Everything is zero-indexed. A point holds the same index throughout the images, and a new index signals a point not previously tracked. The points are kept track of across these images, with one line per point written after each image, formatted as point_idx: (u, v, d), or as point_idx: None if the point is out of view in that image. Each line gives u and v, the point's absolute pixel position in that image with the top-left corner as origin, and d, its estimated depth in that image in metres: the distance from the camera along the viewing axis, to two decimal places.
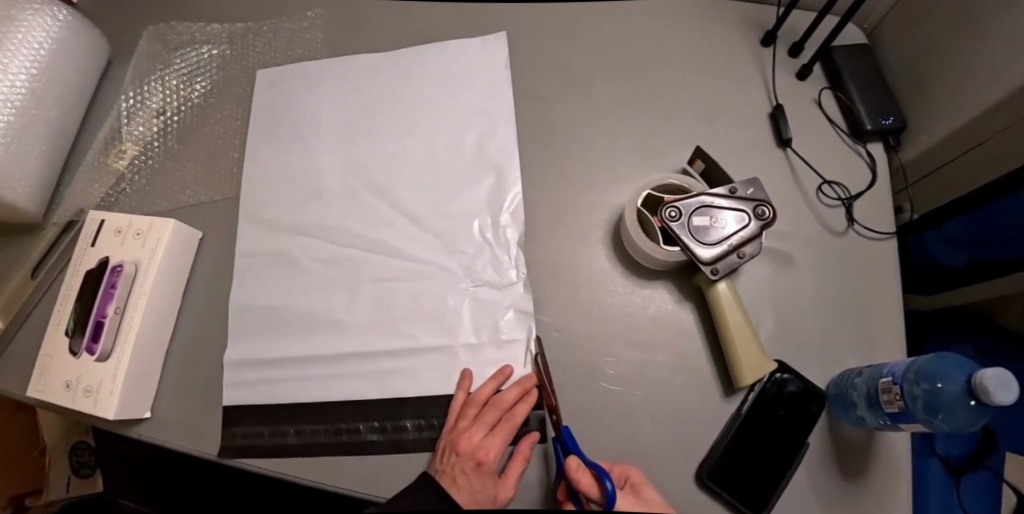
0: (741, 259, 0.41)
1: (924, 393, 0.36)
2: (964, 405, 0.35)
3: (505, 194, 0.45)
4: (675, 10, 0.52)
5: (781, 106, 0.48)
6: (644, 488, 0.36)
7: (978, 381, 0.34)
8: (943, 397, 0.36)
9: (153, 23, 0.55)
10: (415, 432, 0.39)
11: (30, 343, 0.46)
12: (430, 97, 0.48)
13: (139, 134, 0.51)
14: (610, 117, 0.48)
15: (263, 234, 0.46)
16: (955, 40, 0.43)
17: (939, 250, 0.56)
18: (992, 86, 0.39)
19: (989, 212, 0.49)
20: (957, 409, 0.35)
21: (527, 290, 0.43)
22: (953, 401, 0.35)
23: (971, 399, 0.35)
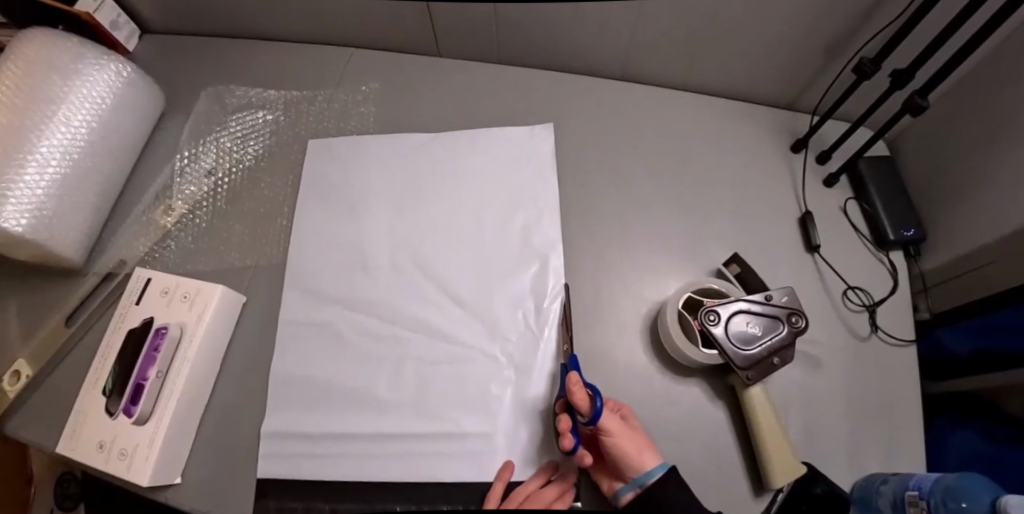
0: (778, 365, 0.41)
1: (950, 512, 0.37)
2: None
3: (547, 280, 0.46)
4: (713, 108, 0.54)
5: (810, 213, 0.49)
6: (630, 416, 0.41)
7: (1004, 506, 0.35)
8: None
9: (214, 86, 0.59)
10: None
11: (63, 389, 0.50)
12: (476, 178, 0.50)
13: (188, 192, 0.53)
14: (649, 210, 0.49)
15: (308, 304, 0.48)
16: (1004, 159, 0.43)
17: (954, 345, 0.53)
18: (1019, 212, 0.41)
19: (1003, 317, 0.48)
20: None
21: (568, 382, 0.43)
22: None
23: None
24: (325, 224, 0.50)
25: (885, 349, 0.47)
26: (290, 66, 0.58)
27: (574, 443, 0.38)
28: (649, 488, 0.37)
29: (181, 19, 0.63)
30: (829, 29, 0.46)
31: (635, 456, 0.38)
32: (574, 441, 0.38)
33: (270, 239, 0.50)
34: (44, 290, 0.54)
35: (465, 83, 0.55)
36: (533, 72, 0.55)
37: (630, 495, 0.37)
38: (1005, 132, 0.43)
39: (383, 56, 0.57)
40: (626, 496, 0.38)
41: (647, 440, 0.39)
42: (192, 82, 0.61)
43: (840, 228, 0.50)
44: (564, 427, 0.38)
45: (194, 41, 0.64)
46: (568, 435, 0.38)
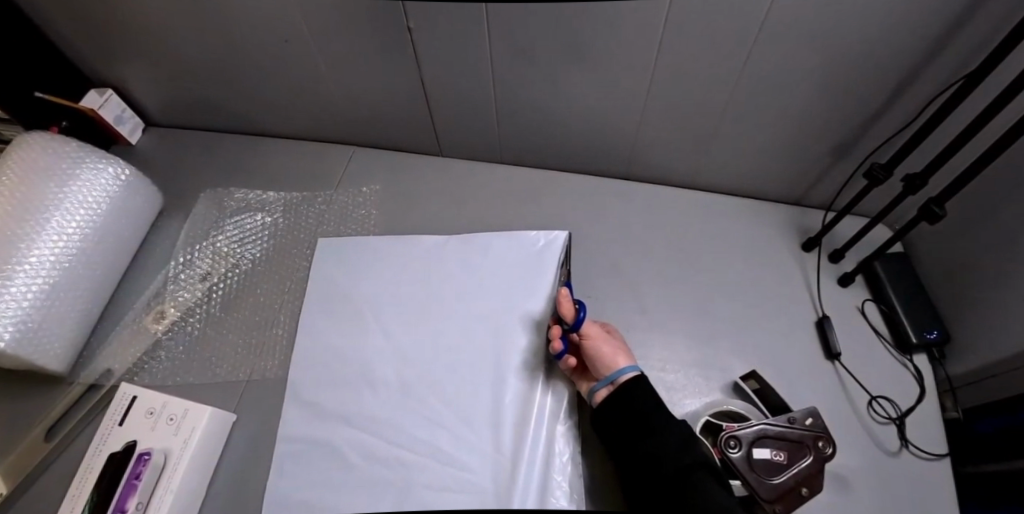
0: (806, 498, 0.37)
1: None
2: None
3: (552, 396, 0.44)
4: (705, 211, 0.55)
5: (827, 316, 0.48)
6: (615, 330, 0.45)
7: None
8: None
9: (212, 187, 0.61)
10: None
11: None
12: (467, 282, 0.51)
13: (187, 296, 0.54)
14: (654, 318, 0.48)
15: (308, 419, 0.45)
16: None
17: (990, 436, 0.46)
18: None
19: None
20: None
21: None
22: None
23: None
24: (331, 334, 0.49)
25: (928, 468, 0.44)
26: (300, 169, 0.61)
27: (561, 348, 0.43)
28: (621, 385, 0.40)
29: (194, 118, 0.64)
30: (831, 134, 0.47)
31: (612, 357, 0.41)
32: (561, 344, 0.43)
33: (271, 349, 0.50)
34: (24, 401, 0.50)
35: (472, 190, 0.57)
36: (538, 180, 0.58)
37: (604, 392, 0.41)
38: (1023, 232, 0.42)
39: (392, 163, 0.60)
40: (601, 393, 0.41)
41: (627, 348, 0.43)
42: (201, 181, 0.62)
43: (860, 332, 0.49)
44: (553, 334, 0.44)
45: (205, 138, 0.65)
46: (556, 339, 0.43)
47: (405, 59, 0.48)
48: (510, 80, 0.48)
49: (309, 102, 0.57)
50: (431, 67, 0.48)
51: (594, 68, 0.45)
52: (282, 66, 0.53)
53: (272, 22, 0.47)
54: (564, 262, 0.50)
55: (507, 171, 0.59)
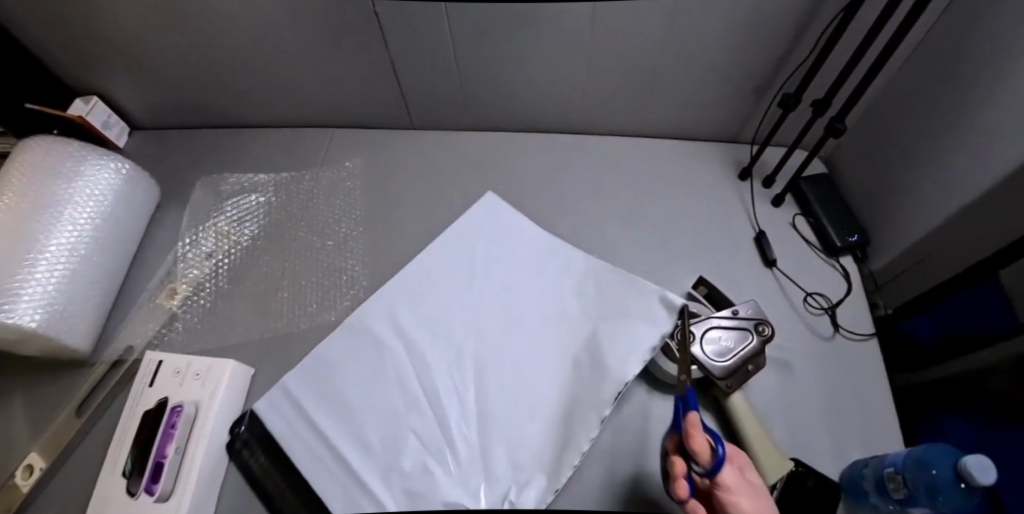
0: (753, 372, 0.46)
1: (927, 484, 0.40)
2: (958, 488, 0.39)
3: (570, 305, 0.52)
4: (654, 153, 0.63)
5: (763, 231, 0.56)
6: (751, 471, 0.36)
7: (963, 466, 0.37)
8: (939, 483, 0.40)
9: (206, 176, 0.66)
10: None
11: (65, 487, 0.48)
12: (475, 261, 0.55)
13: (195, 275, 0.59)
14: (615, 247, 0.56)
15: (359, 332, 0.52)
16: (922, 162, 0.50)
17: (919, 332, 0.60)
18: (943, 202, 0.48)
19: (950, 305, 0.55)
20: (955, 497, 0.39)
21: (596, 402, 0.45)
22: (945, 486, 0.39)
23: (962, 483, 0.38)
24: (350, 317, 0.53)
25: (855, 345, 0.52)
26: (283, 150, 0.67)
27: (686, 489, 0.36)
28: None
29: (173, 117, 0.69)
30: (751, 74, 0.54)
31: None
32: (686, 487, 0.36)
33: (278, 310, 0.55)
34: (55, 384, 0.55)
35: (446, 156, 0.64)
36: (502, 142, 0.64)
37: None
38: (917, 142, 0.50)
39: (369, 140, 0.66)
40: None
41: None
42: (194, 176, 0.67)
43: (793, 241, 0.56)
44: (678, 471, 0.36)
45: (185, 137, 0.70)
46: (681, 480, 0.36)
47: (374, 42, 0.53)
48: (471, 53, 0.54)
49: (288, 91, 0.62)
50: (398, 48, 0.54)
51: (542, 35, 0.51)
52: (262, 60, 0.58)
53: (252, 20, 0.52)
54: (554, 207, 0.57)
55: (475, 136, 0.65)
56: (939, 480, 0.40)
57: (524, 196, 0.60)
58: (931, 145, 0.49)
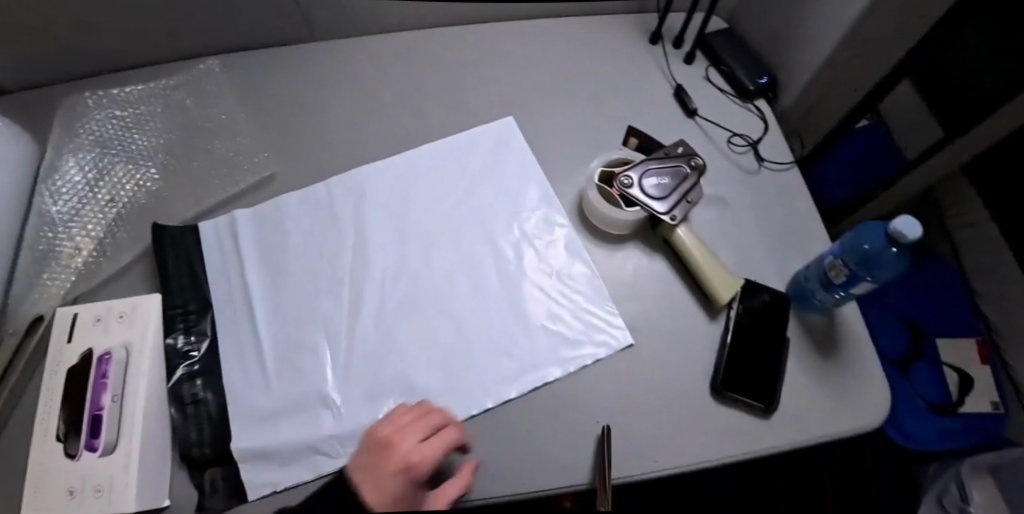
0: (692, 203, 0.46)
1: (858, 256, 0.42)
2: (889, 253, 0.40)
3: (516, 207, 0.51)
4: (564, 24, 0.60)
5: (680, 85, 0.55)
6: None
7: (893, 228, 0.39)
8: (871, 255, 0.41)
9: (64, 108, 0.55)
10: None
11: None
12: (428, 158, 0.53)
13: (94, 227, 0.52)
14: (543, 115, 0.55)
15: (289, 266, 0.50)
16: None
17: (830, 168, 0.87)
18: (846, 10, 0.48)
19: (850, 150, 0.87)
20: (887, 259, 0.40)
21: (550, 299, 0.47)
22: (880, 253, 0.40)
23: (892, 247, 0.40)
24: (297, 221, 0.51)
25: (781, 173, 0.54)
26: (161, 81, 0.58)
27: None
28: None
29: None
30: None
31: None
32: None
33: (215, 251, 0.50)
34: None
35: (346, 56, 0.59)
36: (399, 38, 0.60)
37: None
38: None
39: (255, 54, 0.60)
40: None
41: None
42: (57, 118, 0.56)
43: (708, 91, 0.56)
44: None
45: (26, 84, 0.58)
46: None
47: None
48: None
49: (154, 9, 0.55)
50: None
51: None
52: None
53: None
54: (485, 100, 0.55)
55: (374, 32, 0.61)
56: (873, 253, 0.41)
57: (436, 89, 0.57)
58: None
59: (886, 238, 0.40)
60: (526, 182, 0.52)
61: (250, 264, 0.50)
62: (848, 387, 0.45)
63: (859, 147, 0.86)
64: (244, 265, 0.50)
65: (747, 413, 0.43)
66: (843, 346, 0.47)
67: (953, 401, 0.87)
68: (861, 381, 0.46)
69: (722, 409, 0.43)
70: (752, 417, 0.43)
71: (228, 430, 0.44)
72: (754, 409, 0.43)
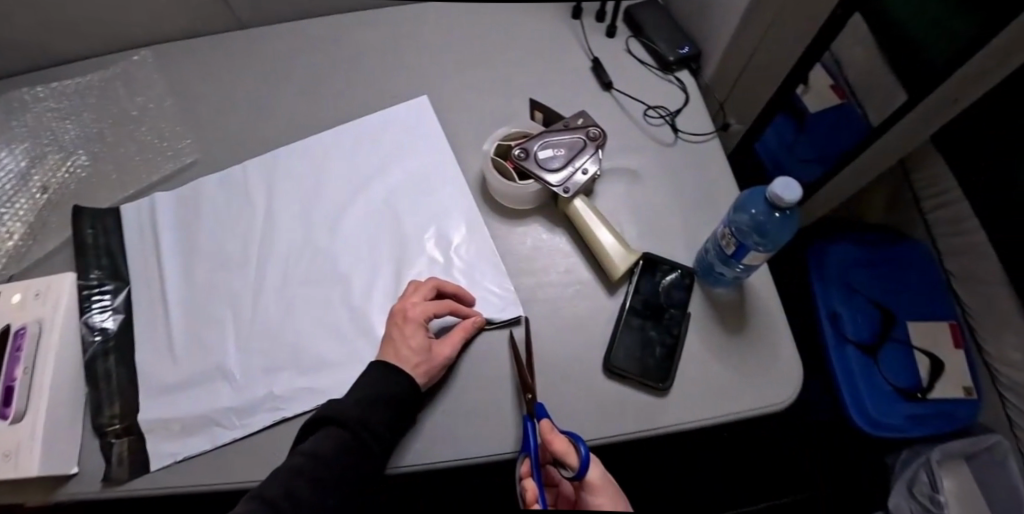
0: (588, 174, 0.47)
1: (748, 222, 0.42)
2: (774, 218, 0.40)
3: (426, 181, 0.52)
4: (494, 9, 0.62)
5: (597, 59, 0.57)
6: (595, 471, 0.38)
7: (770, 193, 0.38)
8: (758, 220, 0.42)
9: (4, 106, 0.59)
10: (298, 397, 0.43)
11: None
12: (344, 141, 0.54)
13: (24, 212, 0.54)
14: (463, 98, 0.57)
15: (200, 244, 0.51)
16: None
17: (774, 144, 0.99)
18: None
19: (811, 133, 0.93)
20: (774, 225, 0.41)
21: (450, 266, 0.47)
22: (766, 220, 0.41)
23: (776, 211, 0.40)
24: (215, 203, 0.52)
25: (697, 145, 0.54)
26: (97, 77, 0.61)
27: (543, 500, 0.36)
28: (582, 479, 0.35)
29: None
30: None
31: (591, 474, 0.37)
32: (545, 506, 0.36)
33: (136, 236, 0.52)
34: None
35: (282, 49, 0.62)
36: (336, 25, 0.63)
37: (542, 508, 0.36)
38: None
39: (194, 50, 0.62)
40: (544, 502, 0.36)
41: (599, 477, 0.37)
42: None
43: (628, 64, 0.58)
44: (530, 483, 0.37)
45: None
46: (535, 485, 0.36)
47: None
48: None
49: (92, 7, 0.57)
50: None
51: None
52: None
53: None
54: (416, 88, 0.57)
55: (311, 23, 0.63)
56: (761, 218, 0.41)
57: (366, 72, 0.59)
58: None
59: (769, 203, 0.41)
60: (436, 158, 0.53)
61: (168, 246, 0.51)
62: (744, 357, 0.45)
63: (817, 130, 0.92)
64: (162, 247, 0.51)
65: (636, 389, 0.43)
66: (747, 318, 0.47)
67: (923, 385, 0.83)
68: (759, 351, 0.46)
69: (612, 379, 0.44)
70: (643, 393, 0.43)
71: (136, 404, 0.45)
72: (644, 386, 0.43)
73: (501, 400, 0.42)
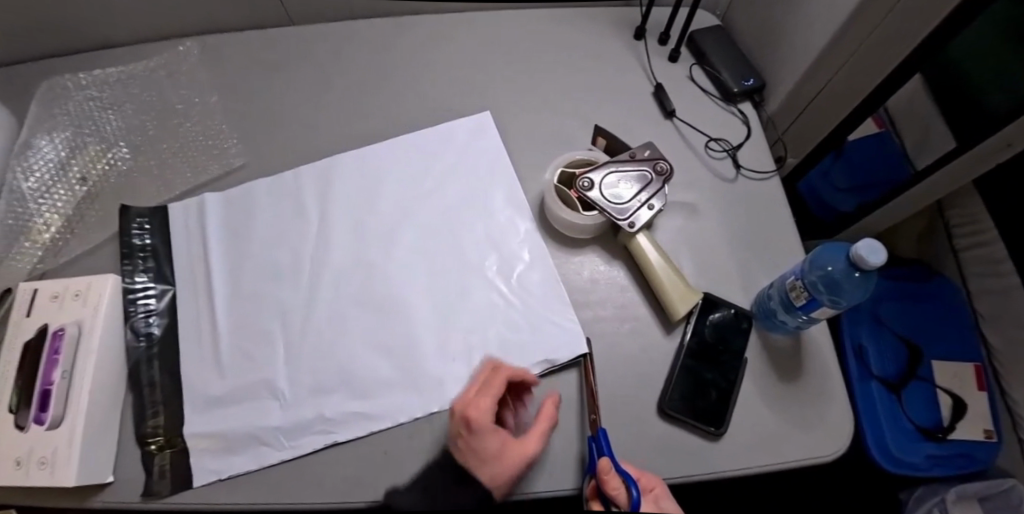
0: (653, 209, 0.46)
1: (821, 277, 0.40)
2: (851, 277, 0.39)
3: (484, 202, 0.51)
4: (555, 26, 0.61)
5: (660, 85, 0.56)
6: (665, 500, 0.36)
7: (854, 253, 0.37)
8: (834, 276, 0.40)
9: (44, 91, 0.57)
10: (350, 422, 0.42)
11: None
12: (400, 155, 0.53)
13: (63, 204, 0.53)
14: (521, 115, 0.56)
15: (249, 249, 0.50)
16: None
17: (816, 177, 0.93)
18: (828, 23, 0.49)
19: (851, 157, 0.86)
20: (851, 284, 0.39)
21: (507, 291, 0.46)
22: (843, 277, 0.39)
23: (855, 271, 0.39)
24: (265, 209, 0.51)
25: (756, 182, 0.53)
26: (142, 67, 0.60)
27: None
28: None
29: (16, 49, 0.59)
30: None
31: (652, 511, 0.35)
32: None
33: (183, 238, 0.51)
34: None
35: (338, 50, 0.60)
36: (391, 30, 0.61)
37: None
38: None
39: (246, 44, 0.61)
40: None
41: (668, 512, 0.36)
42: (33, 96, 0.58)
43: (690, 92, 0.56)
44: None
45: (27, 64, 0.60)
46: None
47: None
48: None
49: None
50: None
51: None
52: None
53: None
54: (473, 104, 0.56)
55: (368, 25, 0.62)
56: (835, 275, 0.40)
57: (422, 81, 0.58)
58: None
59: (849, 262, 0.39)
60: (493, 177, 0.52)
61: (216, 249, 0.50)
62: (799, 406, 0.44)
63: (858, 152, 0.85)
64: (211, 249, 0.50)
65: (691, 434, 0.42)
66: (804, 368, 0.46)
67: (943, 425, 0.83)
68: (814, 402, 0.45)
69: (666, 422, 0.43)
70: (697, 438, 0.42)
71: (178, 414, 0.44)
72: (700, 430, 0.42)
73: (554, 437, 0.41)
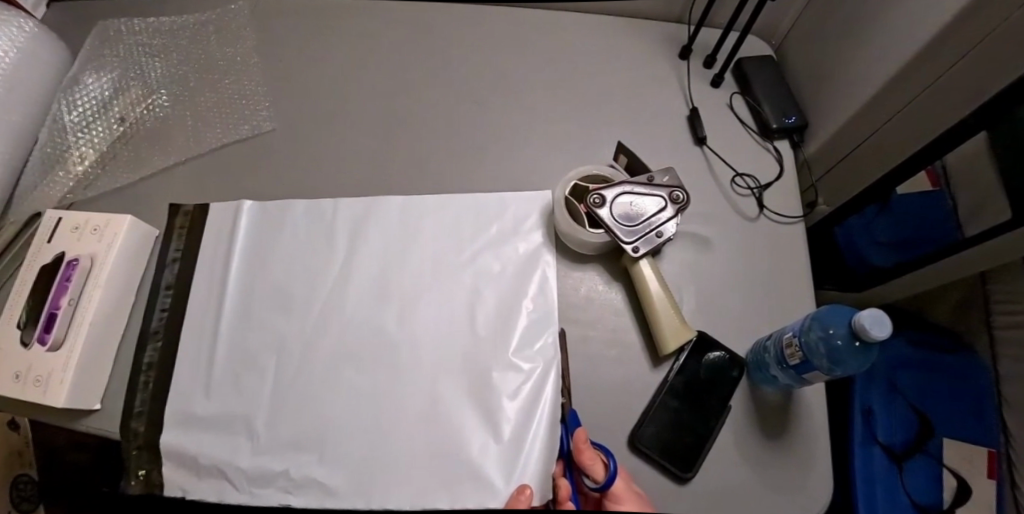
0: (659, 238, 0.44)
1: (821, 340, 0.38)
2: (851, 346, 0.37)
3: (511, 272, 0.46)
4: (601, 32, 0.60)
5: (696, 109, 0.54)
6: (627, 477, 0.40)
7: (856, 321, 0.36)
8: (835, 342, 0.38)
9: (104, 32, 0.60)
10: (310, 484, 0.39)
11: None
12: (447, 204, 0.50)
13: (99, 141, 0.55)
14: (549, 119, 0.55)
15: (266, 269, 0.48)
16: (870, 37, 0.48)
17: (854, 224, 0.85)
18: (884, 71, 0.46)
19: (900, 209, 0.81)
20: (850, 354, 0.37)
21: (509, 389, 0.42)
22: (843, 345, 0.37)
23: (856, 340, 0.37)
24: (292, 231, 0.50)
25: (779, 225, 0.50)
26: (194, 19, 0.61)
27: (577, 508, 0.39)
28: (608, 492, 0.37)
29: None
30: None
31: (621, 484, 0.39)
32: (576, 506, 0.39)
33: (211, 191, 0.53)
34: None
35: (384, 26, 0.61)
36: (438, 13, 0.62)
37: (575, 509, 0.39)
38: (869, 14, 0.48)
39: (297, 9, 0.62)
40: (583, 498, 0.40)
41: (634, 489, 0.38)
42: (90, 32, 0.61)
43: (725, 121, 0.55)
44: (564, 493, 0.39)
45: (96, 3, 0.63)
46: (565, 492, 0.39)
47: None
48: None
49: None
50: None
51: None
52: None
53: None
54: (504, 101, 0.56)
55: (416, 6, 0.62)
56: (836, 340, 0.38)
57: (459, 69, 0.58)
58: (880, 21, 0.47)
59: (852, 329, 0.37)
60: (518, 218, 0.49)
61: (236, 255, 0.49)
62: (778, 465, 0.42)
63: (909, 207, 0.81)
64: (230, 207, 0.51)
65: (658, 473, 0.41)
66: (790, 425, 0.44)
67: (942, 506, 0.79)
68: (794, 463, 0.43)
69: (636, 457, 0.42)
70: (664, 480, 0.41)
71: (172, 360, 0.46)
72: (666, 471, 0.41)
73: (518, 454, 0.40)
